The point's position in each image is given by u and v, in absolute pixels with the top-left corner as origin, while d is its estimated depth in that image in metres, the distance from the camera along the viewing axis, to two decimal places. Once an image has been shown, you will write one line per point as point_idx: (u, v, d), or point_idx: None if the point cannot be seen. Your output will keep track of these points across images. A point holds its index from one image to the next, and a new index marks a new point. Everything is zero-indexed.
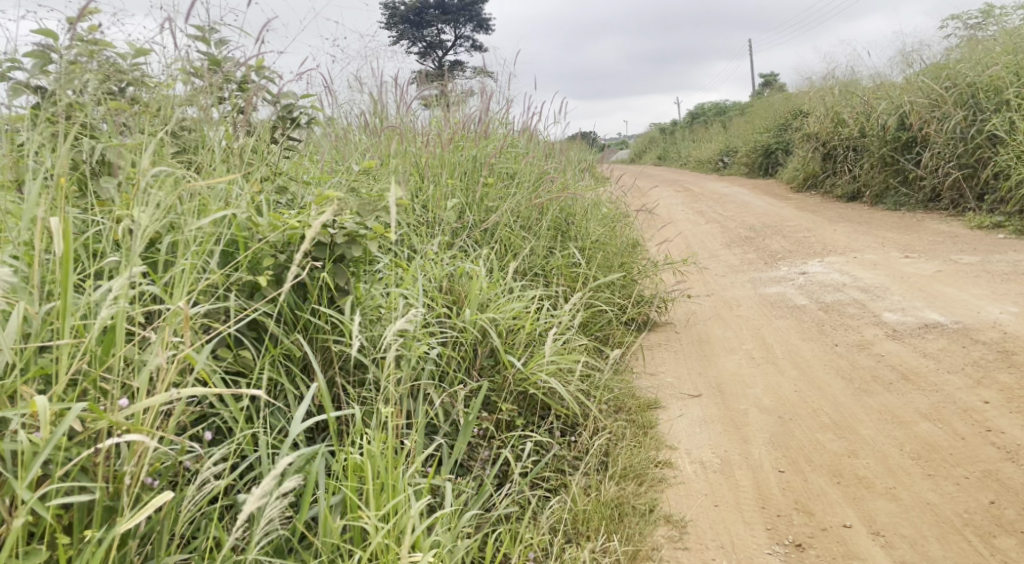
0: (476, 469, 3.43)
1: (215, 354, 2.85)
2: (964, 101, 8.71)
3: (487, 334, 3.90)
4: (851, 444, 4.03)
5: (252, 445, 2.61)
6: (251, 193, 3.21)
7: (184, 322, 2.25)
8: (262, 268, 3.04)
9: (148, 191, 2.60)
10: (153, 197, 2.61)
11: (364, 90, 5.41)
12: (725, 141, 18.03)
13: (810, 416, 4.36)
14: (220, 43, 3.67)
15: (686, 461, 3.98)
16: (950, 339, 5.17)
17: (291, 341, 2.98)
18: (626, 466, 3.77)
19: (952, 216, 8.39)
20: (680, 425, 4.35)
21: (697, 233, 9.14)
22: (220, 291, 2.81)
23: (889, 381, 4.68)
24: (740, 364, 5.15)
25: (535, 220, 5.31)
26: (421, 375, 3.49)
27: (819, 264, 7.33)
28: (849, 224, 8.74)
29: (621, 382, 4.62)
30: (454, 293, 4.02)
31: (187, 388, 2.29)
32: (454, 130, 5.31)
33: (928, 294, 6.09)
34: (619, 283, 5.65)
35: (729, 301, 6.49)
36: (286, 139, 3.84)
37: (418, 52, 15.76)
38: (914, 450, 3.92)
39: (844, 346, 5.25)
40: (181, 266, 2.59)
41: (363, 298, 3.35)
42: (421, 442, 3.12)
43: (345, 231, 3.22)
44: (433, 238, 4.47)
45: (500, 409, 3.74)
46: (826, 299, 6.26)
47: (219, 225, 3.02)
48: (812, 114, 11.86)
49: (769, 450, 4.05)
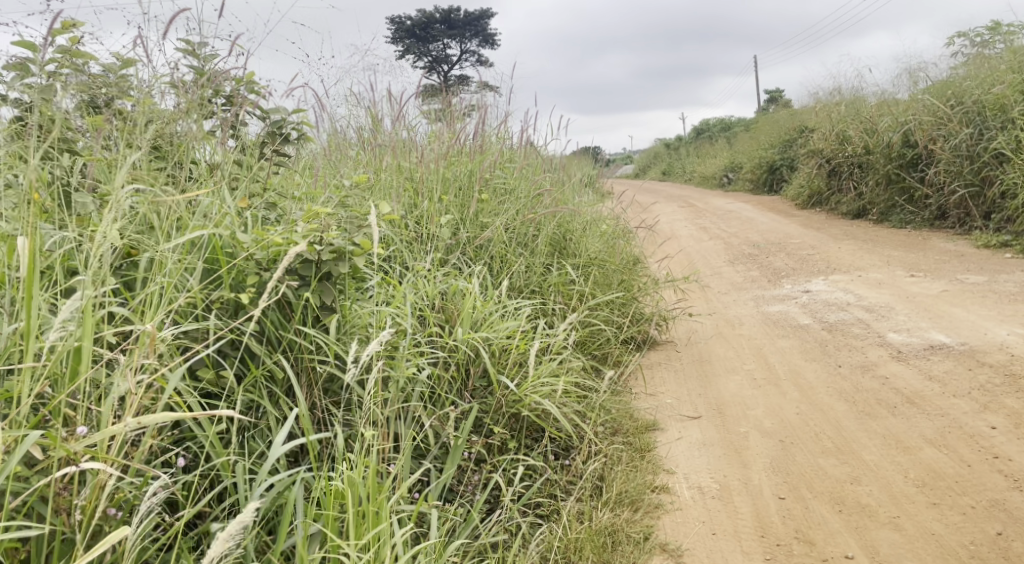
0: (465, 495, 3.33)
1: (193, 375, 2.77)
2: (971, 119, 8.62)
3: (480, 354, 3.80)
4: (854, 470, 3.92)
5: (229, 471, 2.52)
6: (235, 209, 3.13)
7: (151, 345, 2.15)
8: (244, 287, 2.96)
9: (123, 207, 2.52)
10: (127, 214, 2.53)
11: (361, 104, 5.33)
12: (730, 157, 17.95)
13: (811, 440, 4.25)
14: (209, 57, 3.60)
15: (684, 486, 3.87)
16: (956, 361, 5.06)
17: (273, 362, 2.90)
18: (621, 492, 3.66)
19: (959, 235, 8.28)
20: (677, 448, 4.25)
21: (700, 250, 9.03)
22: (199, 311, 2.73)
23: (893, 404, 4.57)
24: (740, 385, 5.04)
25: (531, 236, 5.23)
26: (409, 396, 3.39)
27: (822, 282, 7.22)
28: (853, 242, 8.63)
29: (619, 403, 4.51)
30: (446, 312, 3.93)
31: (155, 414, 2.18)
32: (450, 145, 5.23)
33: (934, 314, 5.97)
34: (618, 300, 5.55)
35: (731, 320, 6.39)
36: (276, 153, 3.77)
37: (423, 63, 15.78)
38: (919, 477, 3.80)
39: (848, 368, 5.14)
40: (155, 286, 2.52)
41: (349, 317, 3.27)
42: (406, 467, 3.03)
43: (331, 248, 3.13)
44: (427, 254, 4.39)
45: (491, 431, 3.64)
46: (829, 319, 6.15)
47: (200, 242, 2.94)
48: (817, 131, 11.76)
49: (770, 475, 3.94)
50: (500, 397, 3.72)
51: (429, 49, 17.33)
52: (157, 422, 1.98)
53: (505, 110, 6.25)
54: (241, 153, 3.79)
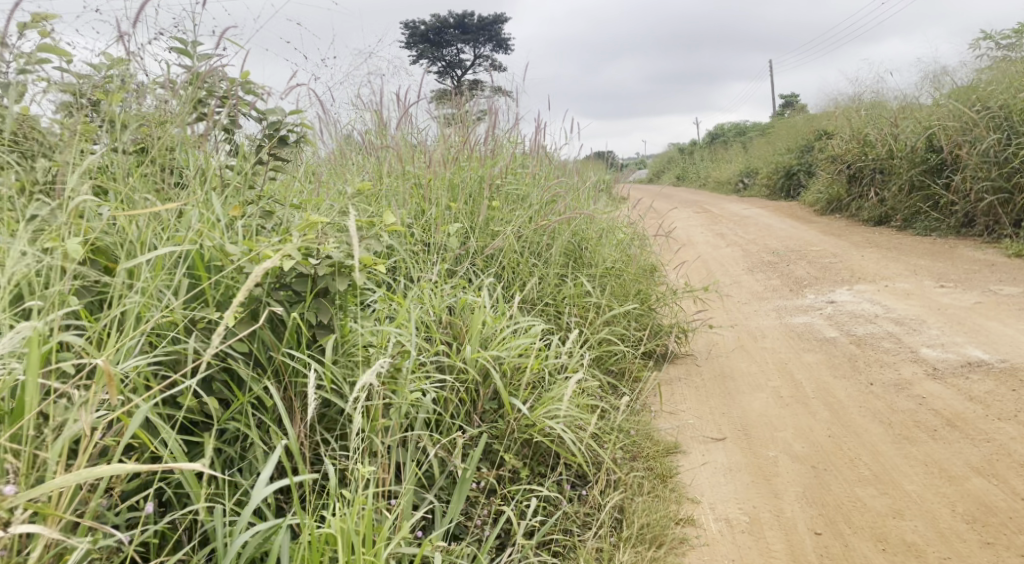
0: (475, 530, 3.06)
1: (173, 403, 2.54)
2: (998, 124, 8.27)
3: (490, 375, 3.51)
4: (895, 501, 3.62)
5: (207, 515, 2.30)
6: (220, 217, 2.87)
7: (108, 382, 1.89)
8: (230, 304, 2.74)
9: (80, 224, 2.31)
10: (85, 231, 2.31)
11: (367, 107, 5.05)
12: (746, 163, 17.57)
13: (846, 467, 3.94)
14: (200, 53, 3.35)
15: (710, 518, 3.58)
16: (997, 380, 4.74)
17: (261, 388, 2.65)
18: (643, 526, 3.37)
19: (988, 243, 7.93)
20: (702, 474, 3.93)
21: (718, 258, 8.71)
22: (174, 334, 2.48)
23: (933, 427, 4.25)
24: (766, 403, 4.72)
25: (545, 246, 4.94)
26: (413, 422, 3.13)
27: (847, 292, 6.90)
28: (878, 250, 8.29)
29: (637, 424, 4.22)
30: (453, 328, 3.63)
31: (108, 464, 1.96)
32: (459, 149, 4.96)
33: (968, 328, 5.64)
34: (636, 312, 5.25)
35: (752, 332, 6.06)
36: (270, 158, 3.51)
37: (437, 65, 15.37)
38: (968, 512, 3.51)
39: (881, 386, 4.83)
40: (118, 309, 2.28)
41: (348, 336, 3.00)
42: (409, 504, 2.77)
43: (328, 262, 2.85)
44: (433, 264, 4.10)
45: (502, 459, 3.36)
46: (857, 332, 5.83)
47: (180, 254, 2.69)
48: (838, 135, 11.41)
49: (804, 507, 3.63)
50: (513, 420, 3.45)
51: (444, 54, 16.95)
52: (111, 474, 1.78)
53: (518, 116, 5.96)
54: (234, 156, 3.53)
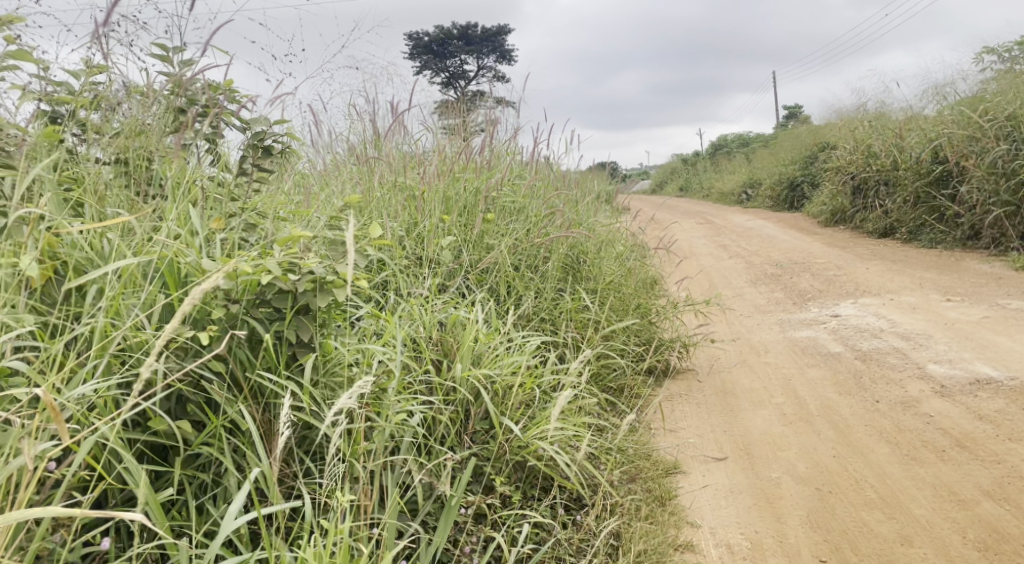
0: (462, 559, 2.92)
1: (142, 428, 2.41)
2: (1006, 135, 8.12)
3: (481, 395, 3.39)
4: (903, 527, 3.48)
5: (172, 549, 2.18)
6: (199, 228, 2.75)
7: (51, 414, 1.78)
8: (206, 323, 2.61)
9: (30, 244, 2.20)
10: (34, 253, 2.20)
11: (361, 117, 4.93)
12: (750, 173, 17.44)
13: (852, 489, 3.79)
14: (182, 59, 3.23)
15: (711, 543, 3.44)
16: (1007, 398, 4.59)
17: (235, 412, 2.52)
18: (641, 552, 3.23)
19: (995, 256, 7.79)
20: (702, 497, 3.78)
21: (721, 270, 8.57)
22: (142, 356, 2.36)
23: (942, 448, 4.10)
24: (770, 421, 4.57)
25: (541, 261, 4.81)
26: (399, 444, 3.00)
27: (851, 306, 6.76)
28: (883, 262, 8.14)
29: (636, 443, 4.08)
30: (443, 345, 3.49)
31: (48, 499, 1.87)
32: (454, 161, 4.84)
33: (976, 344, 5.49)
34: (636, 327, 5.11)
35: (755, 347, 5.93)
36: (254, 168, 3.39)
37: (441, 78, 15.26)
38: (980, 539, 3.38)
39: (887, 403, 4.68)
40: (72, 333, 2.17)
41: (331, 355, 2.87)
42: (391, 535, 2.63)
43: (310, 277, 2.72)
44: (424, 279, 3.97)
45: (492, 483, 3.22)
46: (863, 347, 5.68)
47: (154, 269, 2.57)
48: (841, 147, 11.29)
49: (808, 532, 3.49)
50: (504, 441, 3.31)
51: (447, 66, 16.88)
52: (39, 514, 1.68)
53: (516, 127, 5.84)
54: (218, 167, 3.41)
